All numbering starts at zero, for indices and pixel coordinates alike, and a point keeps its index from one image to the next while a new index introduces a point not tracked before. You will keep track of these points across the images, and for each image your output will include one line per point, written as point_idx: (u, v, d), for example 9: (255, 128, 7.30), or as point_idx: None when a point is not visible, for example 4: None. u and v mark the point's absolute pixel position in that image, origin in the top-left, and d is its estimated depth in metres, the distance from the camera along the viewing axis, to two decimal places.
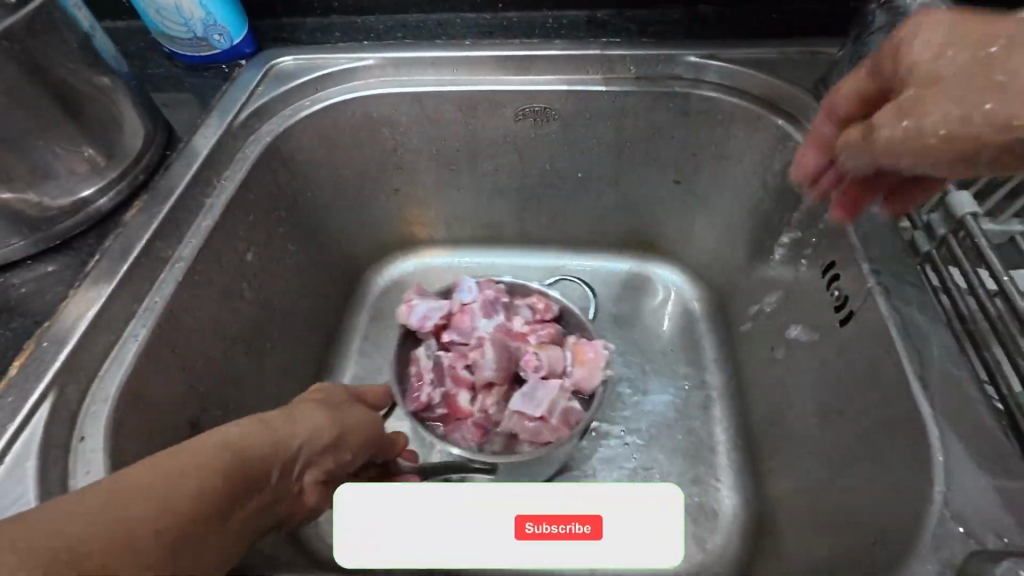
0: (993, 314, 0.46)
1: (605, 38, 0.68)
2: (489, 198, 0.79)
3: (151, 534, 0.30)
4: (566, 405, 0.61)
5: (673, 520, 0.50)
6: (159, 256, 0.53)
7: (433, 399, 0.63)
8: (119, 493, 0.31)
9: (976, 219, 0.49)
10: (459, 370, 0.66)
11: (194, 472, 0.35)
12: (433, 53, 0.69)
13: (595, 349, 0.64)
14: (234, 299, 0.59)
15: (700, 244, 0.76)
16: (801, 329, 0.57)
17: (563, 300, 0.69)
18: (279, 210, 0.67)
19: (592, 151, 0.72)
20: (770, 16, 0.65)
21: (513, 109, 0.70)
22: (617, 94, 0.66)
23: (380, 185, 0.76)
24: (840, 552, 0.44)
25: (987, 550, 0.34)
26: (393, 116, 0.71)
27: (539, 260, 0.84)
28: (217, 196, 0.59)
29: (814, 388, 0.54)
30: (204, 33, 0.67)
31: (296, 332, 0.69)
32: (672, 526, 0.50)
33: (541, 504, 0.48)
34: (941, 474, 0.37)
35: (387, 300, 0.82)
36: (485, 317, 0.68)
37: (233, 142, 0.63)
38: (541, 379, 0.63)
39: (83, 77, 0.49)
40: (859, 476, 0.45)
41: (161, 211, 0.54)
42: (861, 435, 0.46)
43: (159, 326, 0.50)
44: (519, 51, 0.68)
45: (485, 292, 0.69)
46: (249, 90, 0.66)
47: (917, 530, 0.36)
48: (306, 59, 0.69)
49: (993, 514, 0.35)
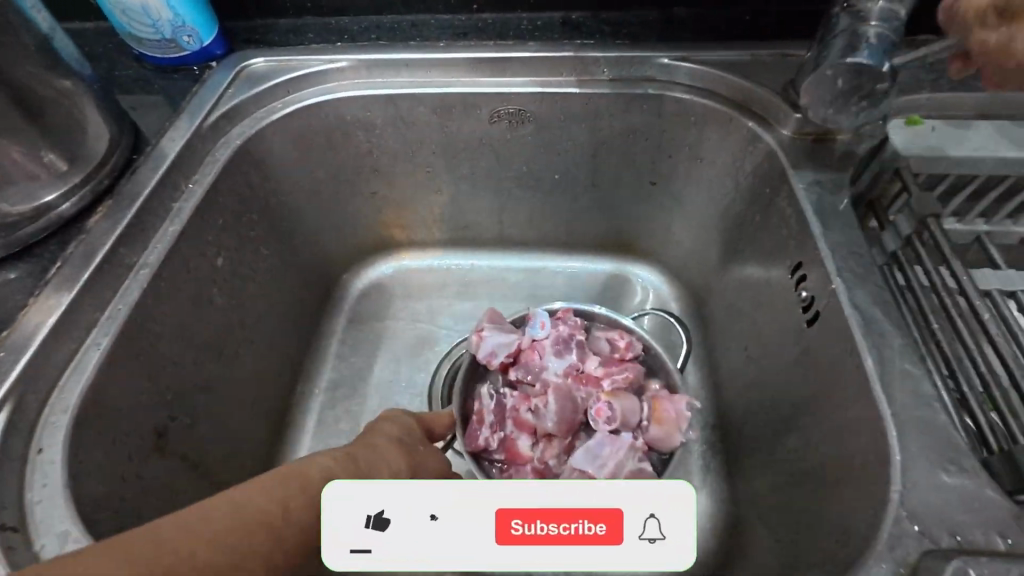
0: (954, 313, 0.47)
1: (580, 39, 0.68)
2: (467, 199, 0.79)
3: (234, 552, 0.33)
4: (635, 469, 0.55)
5: (676, 519, 0.45)
6: (123, 262, 0.52)
7: (491, 444, 0.58)
8: (216, 509, 0.35)
9: (938, 221, 0.51)
10: (522, 413, 0.60)
11: (252, 508, 0.36)
12: (407, 55, 0.68)
13: (677, 408, 0.57)
14: (204, 305, 0.59)
15: (677, 245, 0.76)
16: (771, 330, 0.58)
17: (649, 339, 0.62)
18: (251, 213, 0.66)
19: (567, 152, 0.72)
20: (743, 18, 0.66)
21: (488, 111, 0.69)
22: (590, 96, 0.67)
23: (356, 187, 0.76)
24: (804, 551, 0.45)
25: (940, 548, 0.34)
26: (367, 118, 0.70)
27: (520, 262, 0.84)
28: (185, 201, 0.58)
29: (784, 388, 0.54)
30: (173, 35, 0.66)
31: (271, 336, 0.69)
32: (682, 523, 0.46)
33: (529, 503, 0.44)
34: (897, 474, 0.38)
35: (365, 304, 0.82)
36: (558, 355, 0.62)
37: (203, 145, 0.62)
38: (610, 435, 0.57)
39: (44, 81, 0.48)
40: (823, 475, 0.46)
41: (126, 217, 0.53)
42: (825, 435, 0.47)
43: (122, 334, 0.49)
44: (493, 52, 0.67)
45: (559, 328, 0.63)
46: (218, 93, 0.65)
47: (873, 530, 0.37)
48: (278, 61, 0.69)
49: (946, 514, 0.36)
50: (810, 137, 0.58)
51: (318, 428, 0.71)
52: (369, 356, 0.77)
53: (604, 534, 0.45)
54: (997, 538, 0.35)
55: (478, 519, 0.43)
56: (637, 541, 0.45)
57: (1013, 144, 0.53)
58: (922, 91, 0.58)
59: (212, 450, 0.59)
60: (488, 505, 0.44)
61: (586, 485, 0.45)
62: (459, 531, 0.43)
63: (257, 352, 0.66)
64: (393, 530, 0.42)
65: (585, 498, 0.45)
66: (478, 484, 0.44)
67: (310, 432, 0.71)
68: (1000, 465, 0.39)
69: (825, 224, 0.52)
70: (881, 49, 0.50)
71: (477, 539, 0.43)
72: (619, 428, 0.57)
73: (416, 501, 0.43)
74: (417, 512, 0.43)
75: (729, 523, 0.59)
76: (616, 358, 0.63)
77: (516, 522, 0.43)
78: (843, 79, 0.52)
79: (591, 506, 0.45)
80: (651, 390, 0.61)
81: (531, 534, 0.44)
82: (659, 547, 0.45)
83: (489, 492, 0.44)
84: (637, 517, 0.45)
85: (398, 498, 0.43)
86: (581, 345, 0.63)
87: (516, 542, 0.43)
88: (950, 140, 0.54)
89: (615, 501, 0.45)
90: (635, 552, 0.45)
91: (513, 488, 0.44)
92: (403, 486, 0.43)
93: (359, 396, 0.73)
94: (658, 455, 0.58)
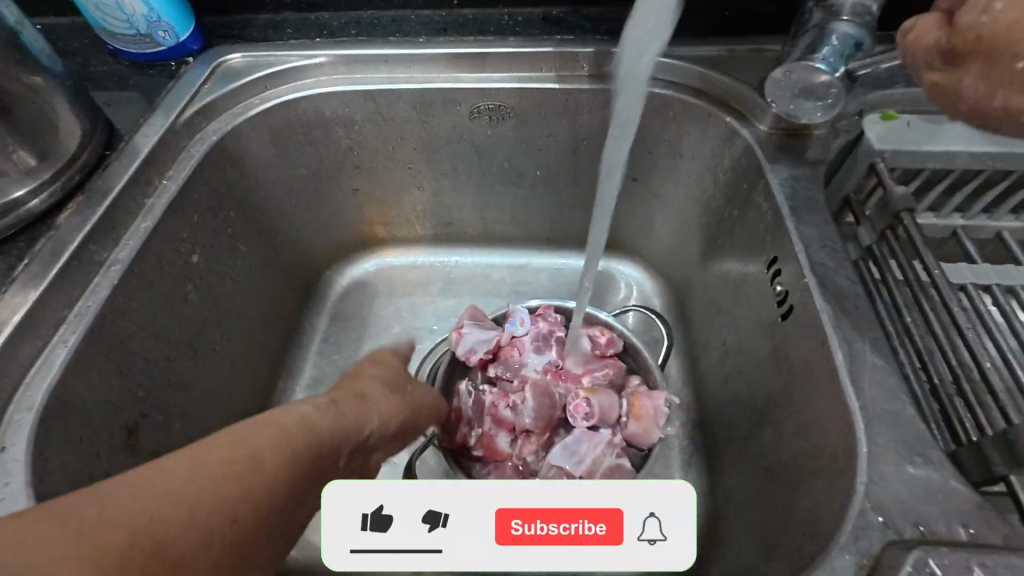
0: (928, 307, 0.47)
1: (560, 35, 0.68)
2: (449, 196, 0.78)
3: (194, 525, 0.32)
4: (613, 463, 0.55)
5: (679, 517, 0.45)
6: (92, 259, 0.51)
7: (470, 440, 0.58)
8: (190, 466, 0.34)
9: (911, 215, 0.51)
10: (501, 409, 0.59)
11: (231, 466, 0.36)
12: (386, 51, 0.67)
13: (654, 403, 0.57)
14: (178, 302, 0.58)
15: (659, 241, 0.76)
16: (748, 324, 0.58)
17: (629, 335, 0.62)
18: (228, 210, 0.66)
19: (548, 148, 0.72)
20: (722, 14, 0.64)
21: (468, 107, 0.69)
22: (571, 91, 0.67)
23: (337, 184, 0.75)
24: (775, 544, 0.45)
25: (903, 539, 0.35)
26: (346, 115, 0.70)
27: (504, 259, 0.84)
28: (158, 197, 0.57)
29: (760, 382, 0.55)
30: (148, 30, 0.65)
31: (250, 335, 0.68)
32: (685, 524, 0.45)
33: (529, 503, 0.44)
34: (863, 466, 0.38)
35: (346, 301, 0.81)
36: (537, 352, 0.63)
37: (177, 141, 0.61)
38: (589, 432, 0.57)
39: (12, 77, 0.48)
40: (794, 468, 0.46)
41: (95, 214, 0.53)
42: (797, 428, 0.47)
43: (91, 331, 0.49)
44: (472, 48, 0.67)
45: (539, 325, 0.63)
46: (194, 88, 0.64)
47: (839, 522, 0.37)
48: (255, 56, 0.68)
49: (910, 504, 0.36)
50: (784, 132, 0.58)
51: None
52: (351, 354, 0.77)
53: (604, 534, 0.44)
54: (959, 529, 0.35)
55: (476, 518, 0.43)
56: (639, 541, 0.44)
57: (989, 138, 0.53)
58: (897, 85, 0.58)
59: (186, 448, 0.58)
60: (486, 504, 0.43)
61: (587, 483, 0.44)
62: (457, 531, 0.43)
63: (235, 351, 0.66)
64: (392, 530, 0.42)
65: (585, 497, 0.44)
66: (477, 483, 0.44)
67: None
68: (968, 458, 0.40)
69: (799, 219, 0.52)
70: (837, 54, 0.52)
71: (475, 538, 0.43)
72: (597, 422, 0.57)
73: (412, 502, 0.43)
74: (415, 511, 0.42)
75: (706, 518, 0.59)
76: (598, 355, 0.62)
77: (516, 522, 0.43)
78: (802, 80, 0.55)
79: (591, 505, 0.44)
80: (631, 385, 0.61)
81: (531, 534, 0.43)
82: (662, 548, 0.44)
83: (487, 491, 0.43)
84: (638, 517, 0.44)
85: (396, 497, 0.42)
86: (563, 342, 0.63)
87: (515, 542, 0.43)
88: (924, 135, 0.54)
89: (616, 501, 0.44)
90: (636, 554, 0.43)
91: (511, 487, 0.44)
92: (400, 485, 0.43)
93: None
94: (637, 450, 0.58)
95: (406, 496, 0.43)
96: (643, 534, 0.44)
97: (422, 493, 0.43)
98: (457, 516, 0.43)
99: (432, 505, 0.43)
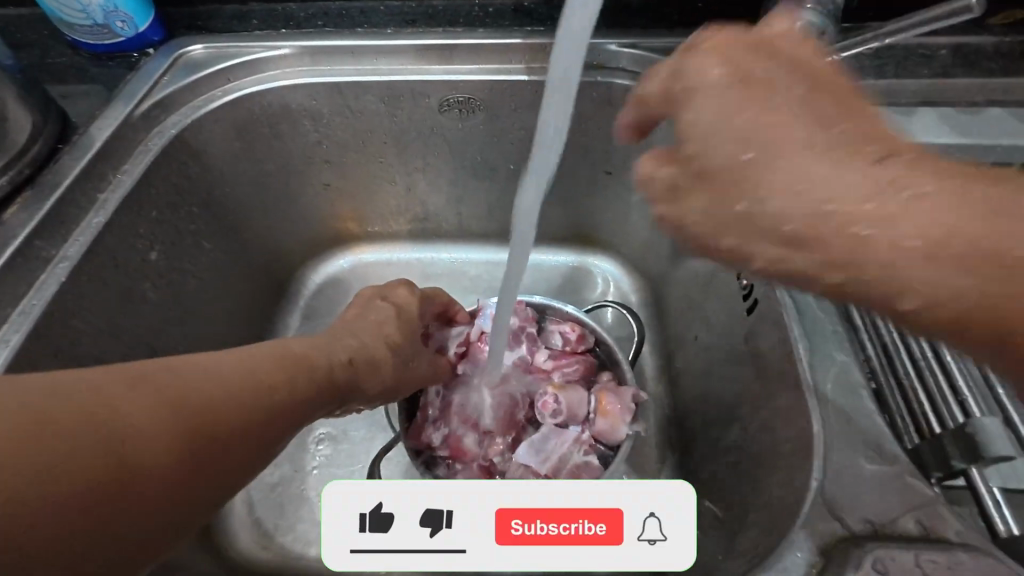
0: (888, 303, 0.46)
1: (530, 26, 0.67)
2: (422, 191, 0.77)
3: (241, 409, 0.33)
4: (579, 463, 0.54)
5: (679, 517, 0.46)
6: (39, 255, 0.50)
7: (434, 440, 0.57)
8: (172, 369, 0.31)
9: None
10: (468, 408, 0.58)
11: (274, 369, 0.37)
12: (352, 42, 0.66)
13: (620, 399, 0.56)
14: (135, 300, 0.57)
15: (634, 236, 0.75)
16: (719, 318, 0.57)
17: (600, 331, 0.61)
18: (190, 205, 0.64)
19: (520, 141, 0.71)
20: (694, 6, 0.64)
21: (437, 100, 0.68)
22: (539, 84, 0.66)
23: (307, 179, 0.74)
24: (737, 538, 0.45)
25: (853, 535, 0.34)
26: (313, 107, 0.68)
27: (480, 255, 0.83)
28: (112, 191, 0.56)
29: (730, 377, 0.54)
30: (105, 20, 0.63)
31: (216, 333, 0.67)
32: (685, 524, 0.46)
33: (527, 504, 0.45)
34: (819, 461, 0.37)
35: (319, 298, 0.80)
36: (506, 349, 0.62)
37: (135, 134, 0.60)
38: (557, 429, 0.57)
39: None
40: (759, 463, 0.46)
41: (43, 209, 0.51)
42: (762, 424, 0.46)
43: (35, 330, 0.47)
44: (440, 39, 0.66)
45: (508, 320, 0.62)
46: (153, 80, 0.63)
47: (793, 518, 0.36)
48: (217, 47, 0.66)
49: (869, 500, 0.35)
50: None
51: None
52: None
53: (604, 534, 0.45)
54: (910, 522, 0.34)
55: (476, 518, 0.46)
56: (639, 542, 0.45)
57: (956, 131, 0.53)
58: (867, 77, 0.57)
59: None
60: (486, 504, 0.46)
61: (585, 483, 0.46)
62: (458, 530, 0.45)
63: (199, 350, 0.64)
64: (392, 530, 0.46)
65: (585, 497, 0.45)
66: (478, 484, 0.47)
67: None
68: (929, 453, 0.39)
69: None
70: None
71: (475, 538, 0.45)
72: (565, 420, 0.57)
73: (415, 502, 0.46)
74: (415, 511, 0.46)
75: None
76: (569, 351, 0.61)
77: (516, 522, 0.45)
78: None
79: (591, 505, 0.45)
80: (602, 379, 0.60)
81: (531, 534, 0.45)
82: (662, 548, 0.45)
83: (487, 491, 0.46)
84: (638, 517, 0.45)
85: (396, 497, 0.46)
86: (533, 339, 0.62)
87: (516, 542, 0.45)
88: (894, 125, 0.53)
89: (614, 501, 0.45)
90: (636, 553, 0.44)
91: (511, 488, 0.46)
92: (403, 485, 0.46)
93: None
94: (605, 449, 0.56)
95: (406, 497, 0.46)
96: (643, 534, 0.45)
97: (420, 494, 0.46)
98: (459, 515, 0.46)
99: (433, 504, 0.46)
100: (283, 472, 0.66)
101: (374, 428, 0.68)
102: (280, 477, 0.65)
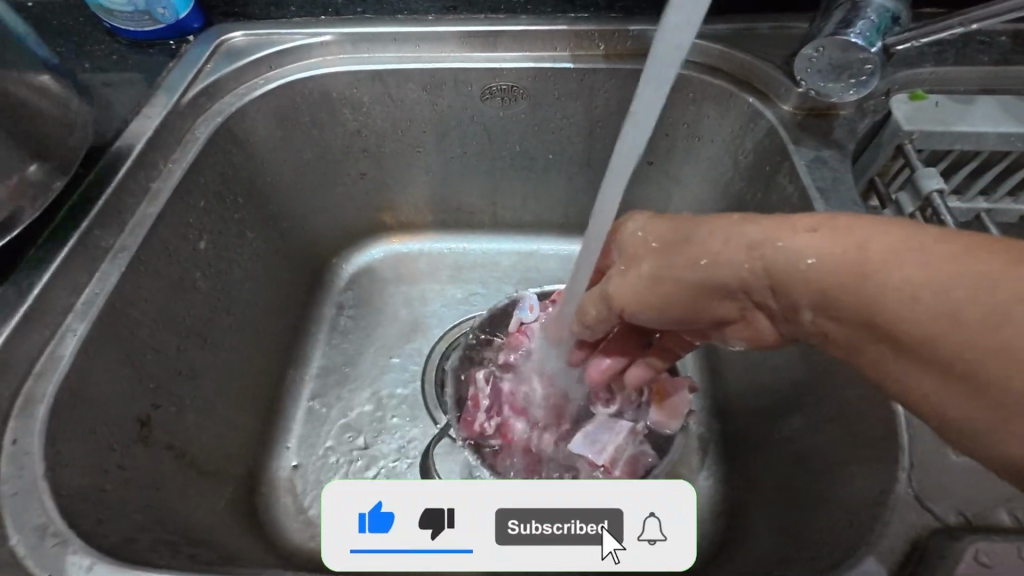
0: None
1: (574, 12, 0.65)
2: (459, 179, 0.76)
3: None
4: (634, 453, 0.55)
5: (682, 518, 0.44)
6: (99, 246, 0.50)
7: (487, 428, 0.60)
8: None
9: (913, 146, 0.51)
10: (516, 399, 0.61)
11: None
12: (393, 29, 0.65)
13: (679, 389, 0.57)
14: (187, 290, 0.57)
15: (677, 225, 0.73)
16: None
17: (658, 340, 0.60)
18: (233, 193, 0.64)
19: (562, 131, 0.70)
20: None
21: (479, 88, 0.67)
22: (584, 71, 0.65)
23: (344, 168, 0.73)
24: (803, 530, 0.45)
25: (946, 525, 0.35)
26: (354, 96, 0.68)
27: (515, 245, 0.80)
28: (163, 180, 0.56)
29: (780, 364, 0.54)
30: (146, 6, 0.62)
31: (258, 323, 0.66)
32: (686, 524, 0.44)
33: (528, 504, 0.43)
34: (905, 454, 0.38)
35: (354, 289, 0.77)
36: None
37: (181, 123, 0.59)
38: (610, 420, 0.58)
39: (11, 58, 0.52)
40: (827, 458, 0.45)
41: (99, 200, 0.51)
42: (828, 418, 0.46)
43: (99, 321, 0.48)
44: (484, 27, 0.65)
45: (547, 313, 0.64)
46: (196, 69, 0.62)
47: (880, 509, 0.37)
48: (258, 35, 0.66)
49: (957, 493, 0.36)
50: (808, 113, 0.57)
51: (308, 417, 0.67)
52: (359, 343, 0.72)
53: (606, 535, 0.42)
54: (1003, 514, 0.35)
55: (476, 519, 0.43)
56: (638, 542, 0.42)
57: (1017, 118, 0.50)
58: (926, 64, 0.56)
59: (200, 439, 0.56)
60: (486, 504, 0.43)
61: (584, 483, 0.43)
62: (457, 531, 0.43)
63: (237, 341, 0.63)
64: (394, 530, 0.43)
65: (585, 497, 0.43)
66: (479, 483, 0.44)
67: (301, 421, 0.66)
68: None
69: (829, 201, 0.51)
70: (873, 28, 0.50)
71: (475, 538, 0.43)
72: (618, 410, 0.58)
73: (422, 501, 0.43)
74: (415, 511, 0.43)
75: (724, 502, 0.57)
76: None
77: (514, 522, 0.43)
78: (832, 57, 0.53)
79: (590, 505, 0.43)
80: None
81: (529, 534, 0.43)
82: (662, 549, 0.42)
83: (487, 491, 0.44)
84: (638, 517, 0.43)
85: (396, 497, 0.43)
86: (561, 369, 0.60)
87: (515, 541, 0.42)
88: (954, 113, 0.52)
89: (614, 501, 0.43)
90: (636, 555, 0.42)
91: (512, 487, 0.44)
92: (402, 484, 0.44)
93: (350, 383, 0.69)
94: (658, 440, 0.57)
95: (406, 496, 0.43)
96: (642, 534, 0.43)
97: (421, 494, 0.43)
98: (458, 515, 0.43)
99: (433, 504, 0.43)
100: (326, 462, 0.64)
101: (413, 420, 0.66)
102: (319, 469, 0.63)
